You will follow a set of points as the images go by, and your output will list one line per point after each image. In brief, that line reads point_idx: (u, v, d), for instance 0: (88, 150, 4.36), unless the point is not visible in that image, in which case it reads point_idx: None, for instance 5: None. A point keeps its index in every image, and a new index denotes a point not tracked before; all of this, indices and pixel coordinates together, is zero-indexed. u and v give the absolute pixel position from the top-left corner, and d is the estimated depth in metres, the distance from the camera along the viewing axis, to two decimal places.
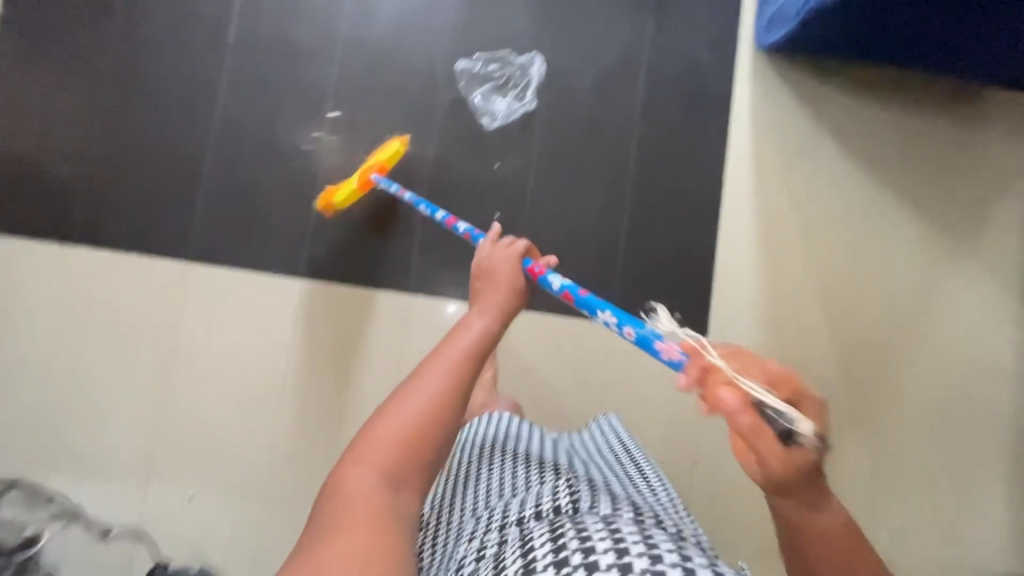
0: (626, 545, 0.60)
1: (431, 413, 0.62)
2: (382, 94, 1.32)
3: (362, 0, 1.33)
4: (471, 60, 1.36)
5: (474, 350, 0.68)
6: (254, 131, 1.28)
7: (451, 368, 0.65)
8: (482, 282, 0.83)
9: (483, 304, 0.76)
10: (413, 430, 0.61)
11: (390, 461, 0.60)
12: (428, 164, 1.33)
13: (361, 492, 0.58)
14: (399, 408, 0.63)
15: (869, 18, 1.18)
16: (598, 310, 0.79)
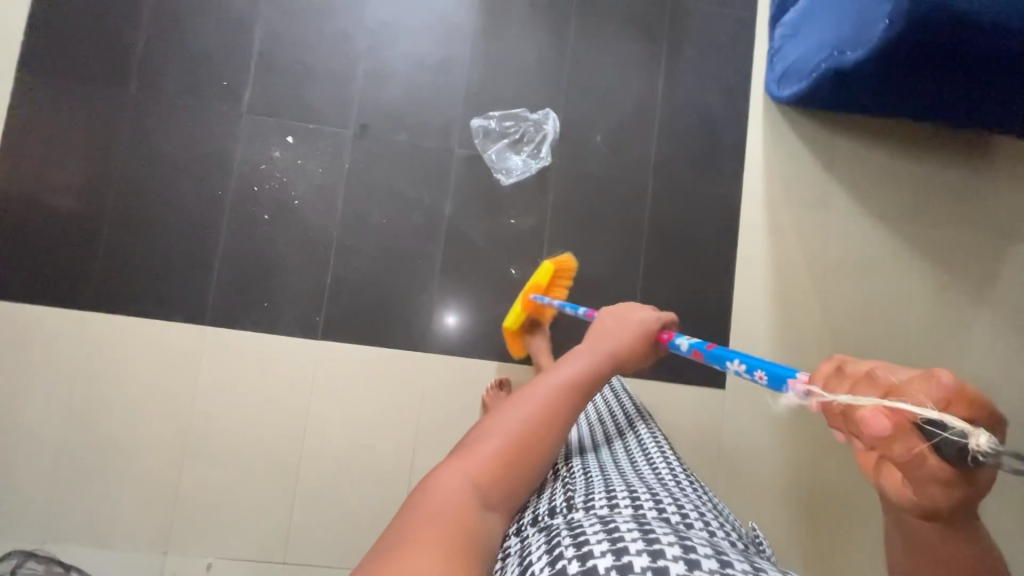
0: (625, 543, 0.57)
1: (533, 431, 0.64)
2: (398, 154, 1.33)
3: (377, 59, 1.34)
4: (485, 117, 1.36)
5: (575, 385, 0.71)
6: (271, 191, 1.28)
7: (553, 395, 0.68)
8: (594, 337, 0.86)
9: (586, 349, 0.80)
10: (512, 443, 0.63)
11: (488, 468, 0.61)
12: (445, 220, 1.33)
13: (455, 494, 0.57)
14: (500, 420, 0.65)
15: (880, 83, 1.19)
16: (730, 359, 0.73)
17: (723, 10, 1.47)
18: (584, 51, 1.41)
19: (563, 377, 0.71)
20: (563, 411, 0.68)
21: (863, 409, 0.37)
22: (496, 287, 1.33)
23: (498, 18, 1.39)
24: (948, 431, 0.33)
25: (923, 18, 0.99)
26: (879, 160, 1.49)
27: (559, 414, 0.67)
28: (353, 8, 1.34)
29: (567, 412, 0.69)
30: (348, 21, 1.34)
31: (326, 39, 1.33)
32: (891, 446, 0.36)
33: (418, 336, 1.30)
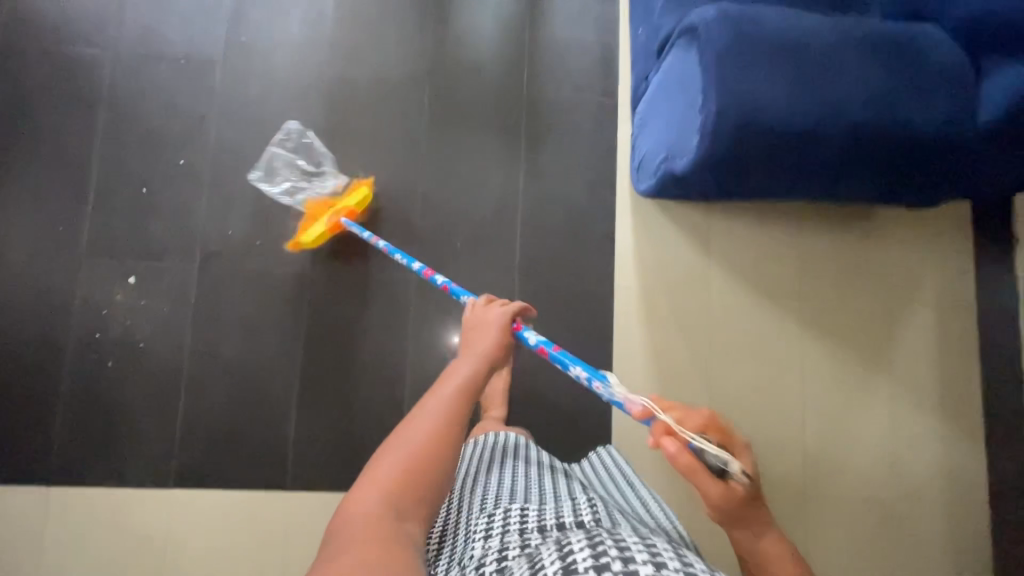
0: (657, 559, 0.63)
1: (436, 432, 0.65)
2: (248, 281, 1.29)
3: (222, 185, 1.30)
4: (280, 139, 1.31)
5: (461, 389, 0.71)
6: (112, 335, 1.24)
7: (442, 404, 0.68)
8: (474, 330, 0.86)
9: (469, 352, 0.80)
10: (415, 458, 0.63)
11: (393, 485, 0.61)
12: (302, 347, 1.29)
13: (370, 520, 0.58)
14: (402, 436, 0.65)
15: (714, 190, 1.14)
16: (571, 366, 0.84)
17: (583, 98, 1.43)
18: (439, 156, 1.38)
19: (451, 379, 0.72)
20: (459, 409, 0.68)
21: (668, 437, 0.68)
22: (360, 412, 1.29)
23: (347, 130, 1.35)
24: (717, 457, 0.66)
25: (731, 131, 0.96)
26: (760, 237, 1.43)
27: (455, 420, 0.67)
28: (192, 136, 1.31)
29: (464, 407, 0.69)
30: (189, 149, 1.30)
31: (166, 170, 1.29)
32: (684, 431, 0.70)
33: (278, 473, 1.25)
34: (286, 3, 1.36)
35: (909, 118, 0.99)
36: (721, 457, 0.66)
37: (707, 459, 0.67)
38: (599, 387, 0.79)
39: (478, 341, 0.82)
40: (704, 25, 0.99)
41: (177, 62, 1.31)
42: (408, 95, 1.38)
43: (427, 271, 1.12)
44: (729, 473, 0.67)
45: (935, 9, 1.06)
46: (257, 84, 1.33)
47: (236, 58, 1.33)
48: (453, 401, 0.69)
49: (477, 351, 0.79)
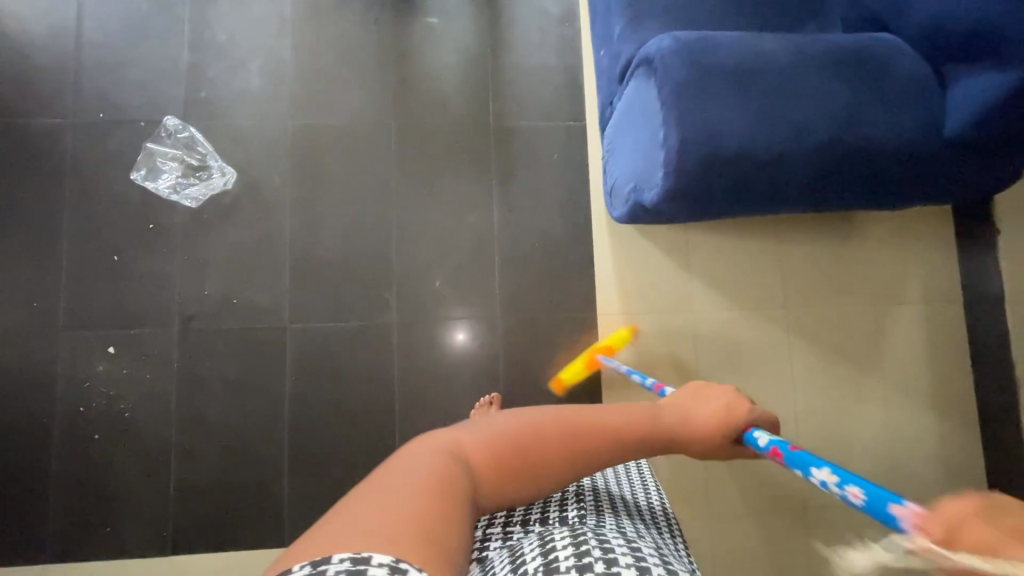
0: (648, 564, 0.57)
1: (559, 450, 0.53)
2: (228, 339, 1.28)
3: (193, 245, 1.29)
4: (160, 135, 1.30)
5: (623, 431, 0.57)
6: (97, 407, 1.23)
7: (590, 430, 0.55)
8: (685, 399, 0.69)
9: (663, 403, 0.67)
10: (519, 445, 0.52)
11: (488, 458, 0.50)
12: (288, 402, 1.28)
13: (437, 464, 0.46)
14: (522, 417, 0.54)
15: (685, 218, 1.13)
16: (816, 468, 0.58)
17: (551, 124, 1.42)
18: (410, 195, 1.37)
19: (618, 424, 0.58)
20: (600, 454, 0.55)
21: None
22: (350, 463, 1.28)
23: (316, 178, 1.34)
24: None
25: (695, 161, 0.95)
26: (740, 249, 1.42)
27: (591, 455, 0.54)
28: (158, 197, 1.29)
29: (600, 458, 0.56)
30: (157, 211, 1.28)
31: (136, 235, 1.28)
32: None
33: (275, 530, 1.24)
34: (245, 56, 1.35)
35: (874, 133, 0.97)
36: None
37: None
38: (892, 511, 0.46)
39: (693, 403, 0.68)
40: (659, 56, 0.99)
41: (138, 123, 1.30)
42: (374, 137, 1.37)
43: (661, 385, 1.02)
44: None
45: (890, 20, 1.07)
46: (220, 139, 1.32)
47: (197, 115, 1.32)
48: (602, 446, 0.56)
49: (665, 406, 0.66)
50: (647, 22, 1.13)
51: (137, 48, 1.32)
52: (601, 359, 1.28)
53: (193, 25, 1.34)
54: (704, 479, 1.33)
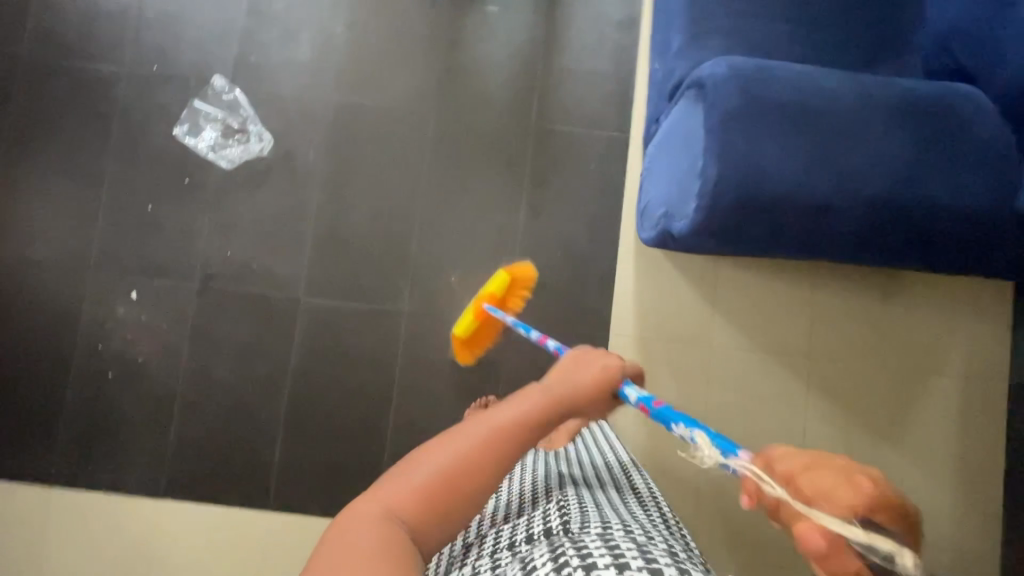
0: (626, 559, 0.55)
1: (473, 465, 0.56)
2: (244, 302, 1.30)
3: (223, 205, 1.32)
4: (207, 94, 1.33)
5: (527, 420, 0.61)
6: (114, 348, 1.28)
7: (494, 435, 0.58)
8: (572, 362, 0.74)
9: (557, 375, 0.70)
10: (440, 478, 0.55)
11: (412, 500, 0.53)
12: (291, 372, 1.30)
13: (371, 539, 0.49)
14: (434, 453, 0.56)
15: (717, 254, 1.06)
16: (677, 424, 0.71)
17: (593, 132, 1.37)
18: (439, 186, 1.36)
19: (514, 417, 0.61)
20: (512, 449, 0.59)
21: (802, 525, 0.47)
22: (341, 442, 1.29)
23: (350, 156, 1.35)
24: (871, 549, 0.44)
25: (730, 200, 0.89)
26: (771, 290, 1.35)
27: (505, 459, 0.58)
28: (197, 155, 1.31)
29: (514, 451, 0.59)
30: (194, 169, 1.31)
31: (171, 189, 1.31)
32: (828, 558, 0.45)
33: (260, 495, 1.27)
34: (298, 26, 1.36)
35: (935, 193, 0.89)
36: (878, 549, 0.44)
37: (857, 549, 0.45)
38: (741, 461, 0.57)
39: (577, 370, 0.72)
40: (711, 81, 0.93)
41: (188, 80, 1.33)
42: (413, 123, 1.36)
43: (542, 337, 1.03)
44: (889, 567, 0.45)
45: (979, 73, 0.96)
46: (264, 104, 1.33)
47: (245, 79, 1.34)
48: (508, 441, 0.59)
49: (561, 384, 0.68)
50: (706, 41, 1.06)
51: (198, 6, 1.35)
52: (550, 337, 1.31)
53: None
54: (693, 520, 1.29)
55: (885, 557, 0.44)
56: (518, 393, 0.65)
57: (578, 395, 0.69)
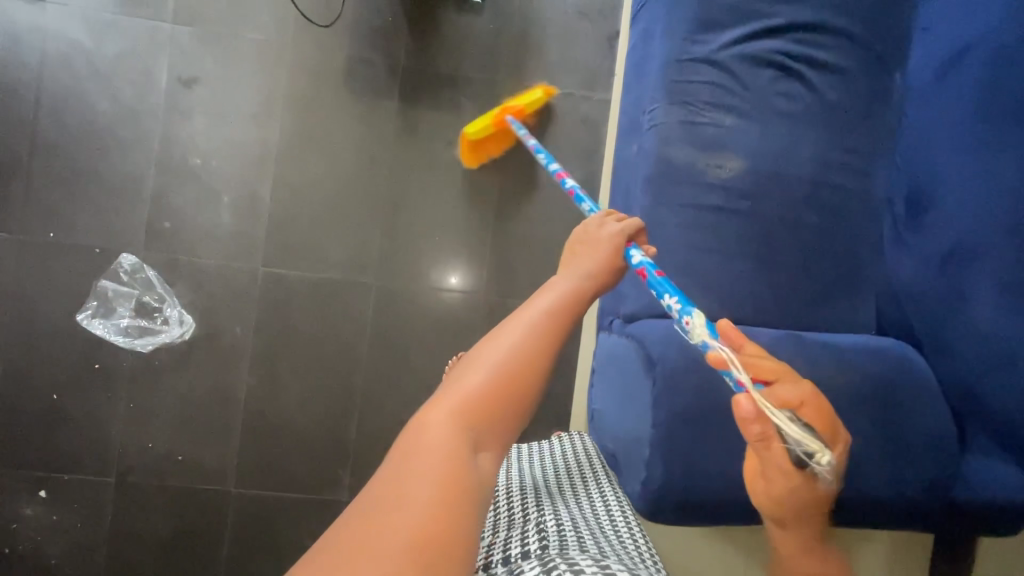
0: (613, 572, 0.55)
1: (525, 363, 0.52)
2: (168, 495, 1.21)
3: (139, 391, 1.20)
4: (117, 271, 1.18)
5: (562, 308, 0.59)
6: (23, 552, 1.18)
7: (530, 326, 0.55)
8: (582, 247, 0.73)
9: (576, 268, 0.68)
10: (500, 379, 0.51)
11: (473, 410, 0.49)
12: (221, 567, 1.22)
13: (436, 450, 0.46)
14: (479, 359, 0.53)
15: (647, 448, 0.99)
16: (665, 293, 0.66)
17: None
18: (380, 366, 1.25)
19: (544, 302, 0.59)
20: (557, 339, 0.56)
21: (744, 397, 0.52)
22: None
23: (279, 335, 1.23)
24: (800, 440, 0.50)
25: (675, 498, 0.86)
26: None
27: (547, 351, 0.54)
28: (107, 341, 1.18)
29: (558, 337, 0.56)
30: (103, 352, 1.18)
31: (77, 377, 1.18)
32: (753, 425, 0.52)
33: None
34: (218, 186, 1.21)
35: (869, 485, 0.90)
36: (805, 441, 0.50)
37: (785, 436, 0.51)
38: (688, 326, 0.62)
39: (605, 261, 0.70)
40: (663, 364, 0.88)
41: (92, 250, 1.18)
42: (350, 293, 1.24)
43: (563, 173, 1.00)
44: (810, 463, 0.52)
45: (930, 345, 0.94)
46: (182, 279, 1.20)
47: (159, 250, 1.20)
48: (551, 331, 0.55)
49: (579, 283, 0.65)
50: (663, 277, 0.98)
51: (101, 164, 1.19)
52: (511, 119, 1.19)
53: (164, 142, 1.20)
54: None
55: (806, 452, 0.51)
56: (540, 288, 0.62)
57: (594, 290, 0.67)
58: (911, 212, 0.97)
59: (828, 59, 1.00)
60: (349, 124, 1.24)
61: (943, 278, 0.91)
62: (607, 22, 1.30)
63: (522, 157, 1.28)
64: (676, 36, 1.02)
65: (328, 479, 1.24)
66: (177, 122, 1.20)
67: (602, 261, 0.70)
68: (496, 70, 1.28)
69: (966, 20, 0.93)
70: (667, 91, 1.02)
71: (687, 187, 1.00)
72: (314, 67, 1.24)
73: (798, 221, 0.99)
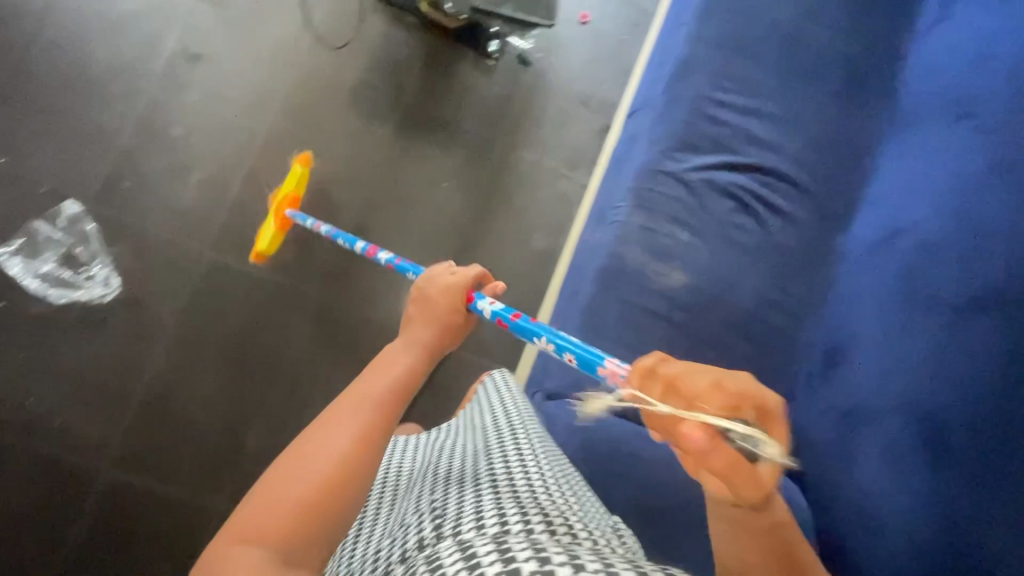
0: (550, 552, 0.43)
1: (340, 464, 0.53)
2: (32, 459, 1.13)
3: (38, 343, 1.13)
4: (56, 217, 1.15)
5: (385, 397, 0.62)
6: None
7: (349, 424, 0.56)
8: (416, 308, 0.81)
9: (416, 333, 0.76)
10: (318, 481, 0.51)
11: (286, 521, 0.48)
12: (63, 551, 1.12)
13: (254, 562, 0.45)
14: (323, 432, 0.55)
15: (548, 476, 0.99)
16: (537, 336, 0.75)
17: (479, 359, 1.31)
18: (298, 378, 1.22)
19: (374, 388, 0.62)
20: (377, 434, 0.57)
21: (685, 426, 0.45)
22: None
23: (205, 322, 1.20)
24: (743, 438, 0.49)
25: None
26: None
27: (376, 433, 0.57)
28: (21, 282, 1.13)
29: (380, 427, 0.58)
30: (13, 294, 1.12)
31: None
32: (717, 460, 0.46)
33: None
34: (190, 163, 1.21)
35: None
36: (749, 436, 0.49)
37: (733, 441, 0.49)
38: (571, 360, 0.70)
39: (436, 315, 0.78)
40: None
41: (39, 188, 1.14)
42: (291, 299, 1.23)
43: (372, 248, 1.05)
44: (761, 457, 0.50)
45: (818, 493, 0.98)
46: (123, 242, 1.17)
47: (109, 206, 1.17)
48: (370, 423, 0.57)
49: (411, 359, 0.70)
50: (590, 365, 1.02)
51: (78, 111, 1.17)
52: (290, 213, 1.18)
53: (150, 107, 1.20)
54: None
55: (752, 443, 0.49)
56: (371, 369, 0.66)
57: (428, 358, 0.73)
58: (828, 363, 1.02)
59: (782, 204, 1.09)
60: (337, 139, 1.27)
61: (840, 435, 0.94)
62: (604, 117, 1.39)
63: (494, 213, 1.32)
64: (655, 148, 1.10)
65: (209, 481, 1.18)
66: (169, 91, 1.21)
67: (428, 325, 0.77)
68: (491, 129, 1.34)
69: (904, 207, 1.03)
70: (635, 195, 1.08)
71: (631, 287, 1.04)
72: (320, 78, 1.27)
73: (725, 345, 1.04)
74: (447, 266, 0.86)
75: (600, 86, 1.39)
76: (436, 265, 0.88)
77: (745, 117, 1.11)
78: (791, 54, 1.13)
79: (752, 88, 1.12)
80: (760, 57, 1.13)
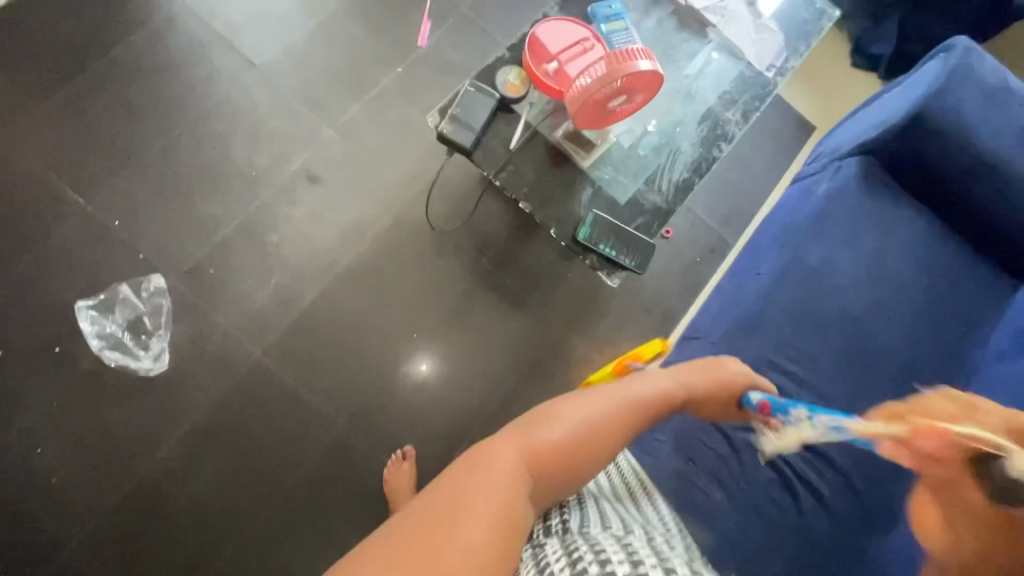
0: (644, 563, 0.57)
1: (586, 436, 0.66)
2: (15, 508, 1.11)
3: (74, 394, 1.16)
4: (140, 285, 1.23)
5: (639, 407, 0.73)
6: None
7: (615, 406, 0.71)
8: (701, 368, 0.84)
9: (670, 373, 0.81)
10: (573, 437, 0.65)
11: (538, 457, 0.61)
12: None
13: (506, 490, 0.54)
14: (560, 415, 0.67)
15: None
16: (792, 408, 0.80)
17: None
18: (294, 503, 1.19)
19: (625, 391, 0.73)
20: (620, 423, 0.70)
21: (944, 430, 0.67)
22: None
23: (230, 421, 1.21)
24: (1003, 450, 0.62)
25: None
26: None
27: (624, 429, 0.71)
28: (82, 335, 1.18)
29: (622, 426, 0.71)
30: (72, 343, 1.18)
31: (33, 352, 1.17)
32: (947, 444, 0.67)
33: None
34: (275, 267, 1.29)
35: None
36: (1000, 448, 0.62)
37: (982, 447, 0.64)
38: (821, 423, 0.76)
39: (689, 377, 0.81)
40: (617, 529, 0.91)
41: (136, 256, 1.24)
42: (316, 420, 1.24)
43: None
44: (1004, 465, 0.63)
45: None
46: (190, 322, 1.23)
47: (189, 288, 1.24)
48: (613, 413, 0.70)
49: (675, 383, 0.79)
50: None
51: (202, 196, 1.29)
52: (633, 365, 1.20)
53: (262, 210, 1.31)
54: None
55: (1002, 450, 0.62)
56: (630, 377, 0.77)
57: (687, 399, 0.80)
58: None
59: (822, 487, 1.06)
60: (412, 281, 1.34)
61: None
62: (662, 328, 1.43)
63: (533, 392, 1.33)
64: None
65: None
66: (282, 201, 1.32)
67: (691, 385, 0.81)
68: (554, 310, 1.39)
69: None
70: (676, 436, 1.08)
71: None
72: (415, 225, 1.37)
73: None
74: (718, 360, 0.86)
75: (667, 298, 1.45)
76: (712, 361, 0.86)
77: (803, 391, 1.12)
78: (858, 342, 1.16)
79: (812, 364, 1.14)
80: (827, 334, 1.16)
